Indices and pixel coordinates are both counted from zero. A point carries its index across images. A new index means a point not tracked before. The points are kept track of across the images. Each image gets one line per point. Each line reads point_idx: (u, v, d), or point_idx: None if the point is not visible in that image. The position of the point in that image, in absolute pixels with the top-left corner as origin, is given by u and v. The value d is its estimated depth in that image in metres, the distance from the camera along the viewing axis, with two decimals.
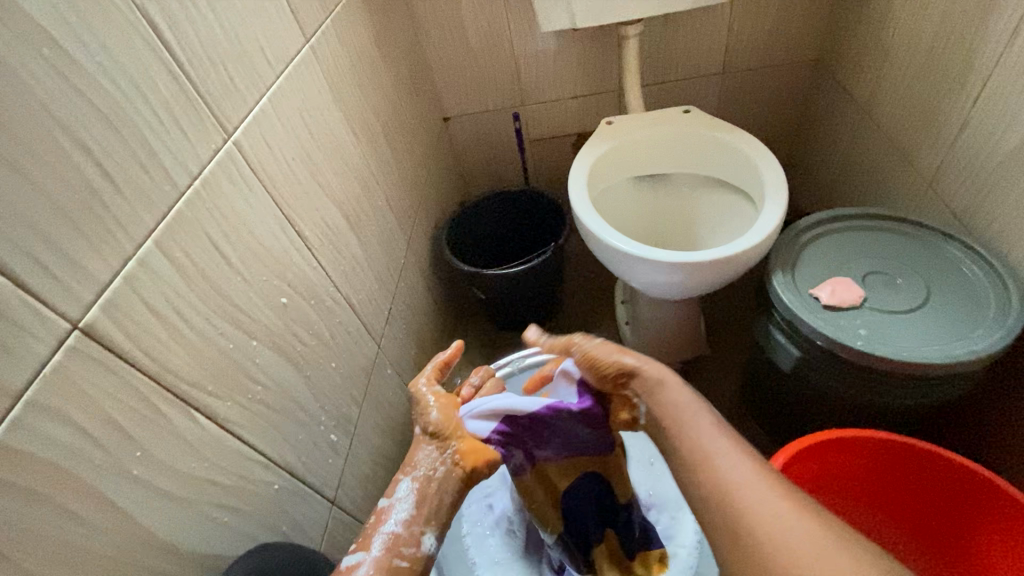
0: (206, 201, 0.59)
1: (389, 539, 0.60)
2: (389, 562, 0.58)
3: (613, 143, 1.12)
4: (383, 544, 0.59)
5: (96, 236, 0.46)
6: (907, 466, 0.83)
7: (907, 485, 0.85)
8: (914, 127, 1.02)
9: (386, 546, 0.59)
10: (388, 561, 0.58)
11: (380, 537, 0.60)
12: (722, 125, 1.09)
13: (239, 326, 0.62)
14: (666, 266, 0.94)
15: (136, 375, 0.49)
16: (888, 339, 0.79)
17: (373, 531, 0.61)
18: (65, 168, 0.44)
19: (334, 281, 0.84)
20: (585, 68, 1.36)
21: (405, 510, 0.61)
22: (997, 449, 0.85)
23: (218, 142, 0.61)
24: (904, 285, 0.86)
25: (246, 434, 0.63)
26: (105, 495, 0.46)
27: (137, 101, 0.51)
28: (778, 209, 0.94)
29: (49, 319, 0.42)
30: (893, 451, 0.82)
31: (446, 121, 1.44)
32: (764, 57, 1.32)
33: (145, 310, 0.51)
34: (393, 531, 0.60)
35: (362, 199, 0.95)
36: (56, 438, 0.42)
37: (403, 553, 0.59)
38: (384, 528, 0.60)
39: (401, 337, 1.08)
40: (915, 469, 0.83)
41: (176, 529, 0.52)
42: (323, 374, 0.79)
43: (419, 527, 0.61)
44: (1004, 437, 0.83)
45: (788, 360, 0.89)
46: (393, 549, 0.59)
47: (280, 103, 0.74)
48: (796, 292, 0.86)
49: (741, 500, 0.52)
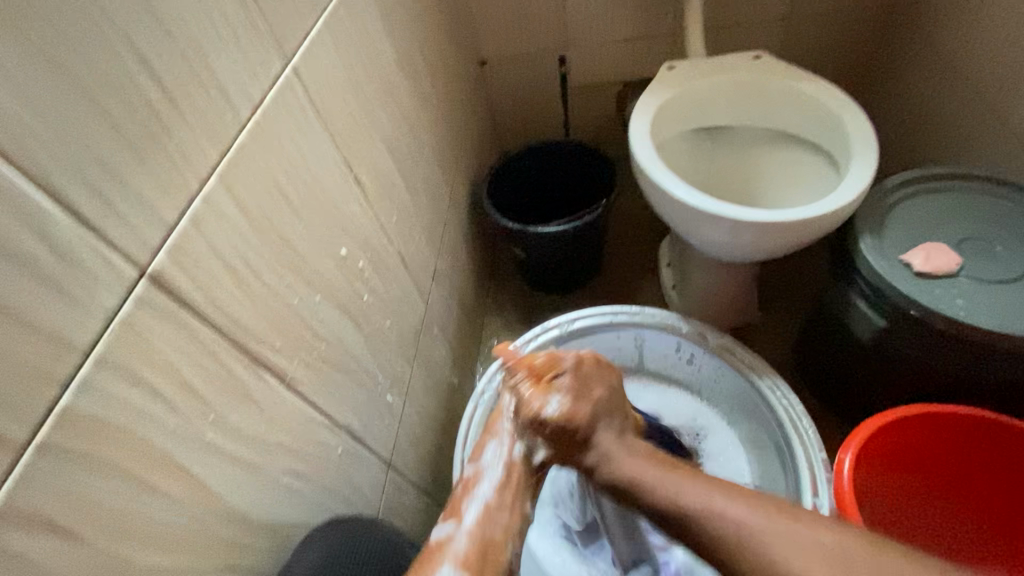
0: (268, 136, 0.52)
1: (482, 510, 0.60)
2: (483, 535, 0.57)
3: (678, 90, 1.03)
4: (477, 515, 0.59)
5: (163, 170, 0.40)
6: (1004, 452, 0.78)
7: (1000, 474, 0.80)
8: (1016, 80, 0.93)
9: (480, 516, 0.59)
10: (483, 532, 0.58)
11: (472, 506, 0.60)
12: (801, 73, 1.00)
13: (302, 279, 0.57)
14: (740, 226, 0.88)
15: (206, 331, 0.44)
16: (988, 311, 0.73)
17: (462, 503, 0.61)
18: (126, 86, 0.37)
19: (388, 232, 0.77)
20: (641, 8, 1.25)
21: (494, 478, 0.62)
22: None
23: (278, 69, 0.54)
24: (1004, 253, 0.79)
25: (312, 396, 0.58)
26: (180, 462, 0.41)
27: (197, 10, 0.43)
28: (866, 167, 0.86)
29: (115, 264, 0.36)
30: (991, 433, 0.77)
31: (483, 64, 1.34)
32: (839, 0, 1.20)
33: (213, 258, 0.45)
34: (485, 499, 0.60)
35: (410, 143, 0.87)
36: (128, 401, 0.37)
37: (500, 523, 0.59)
38: (477, 498, 0.61)
39: (445, 295, 1.03)
40: (1013, 458, 0.78)
41: (248, 497, 0.48)
42: (380, 332, 0.73)
43: (513, 497, 0.61)
44: None
45: (868, 330, 0.83)
46: (488, 520, 0.59)
47: (335, 29, 0.65)
48: (886, 258, 0.79)
49: (770, 555, 0.47)
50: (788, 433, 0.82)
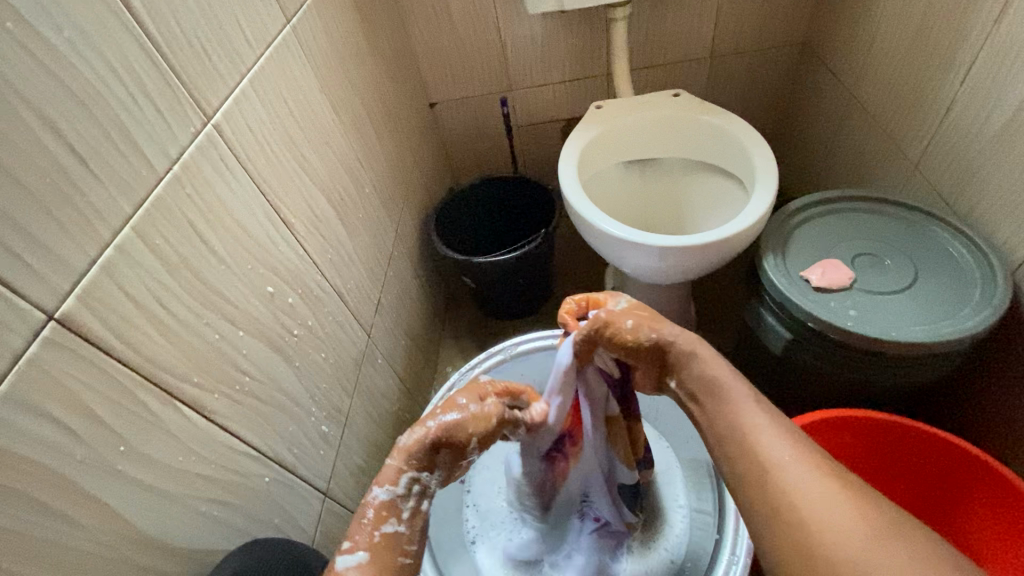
0: (187, 188, 0.57)
1: (383, 538, 0.56)
2: (394, 561, 0.56)
3: (602, 127, 1.11)
4: (380, 542, 0.56)
5: (72, 223, 0.44)
6: (939, 463, 0.83)
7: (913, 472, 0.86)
8: (902, 107, 1.03)
9: (388, 547, 0.56)
10: (392, 560, 0.56)
11: (377, 531, 0.56)
12: (713, 109, 1.08)
13: (224, 316, 0.61)
14: (658, 250, 0.94)
15: (117, 369, 0.48)
16: (877, 320, 0.80)
17: (369, 526, 0.56)
18: (35, 151, 0.42)
19: (322, 269, 0.82)
20: (574, 52, 1.35)
21: (403, 507, 0.58)
22: (996, 435, 0.85)
23: (198, 126, 0.59)
24: (893, 266, 0.86)
25: (236, 427, 0.61)
26: (89, 492, 0.44)
27: (111, 81, 0.49)
28: (768, 193, 0.94)
29: (23, 310, 0.40)
30: (927, 442, 0.82)
31: (433, 106, 1.42)
32: (751, 41, 1.31)
33: (126, 300, 0.49)
34: (393, 530, 0.57)
35: (348, 185, 0.93)
36: (34, 434, 0.40)
37: (407, 549, 0.58)
38: (383, 527, 0.57)
39: (391, 327, 1.07)
40: (947, 470, 0.82)
41: (165, 524, 0.51)
42: (313, 365, 0.77)
43: (420, 525, 0.59)
44: (1004, 426, 0.84)
45: (779, 343, 0.89)
46: (394, 547, 0.57)
47: (262, 86, 0.71)
48: (786, 275, 0.86)
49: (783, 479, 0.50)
50: None
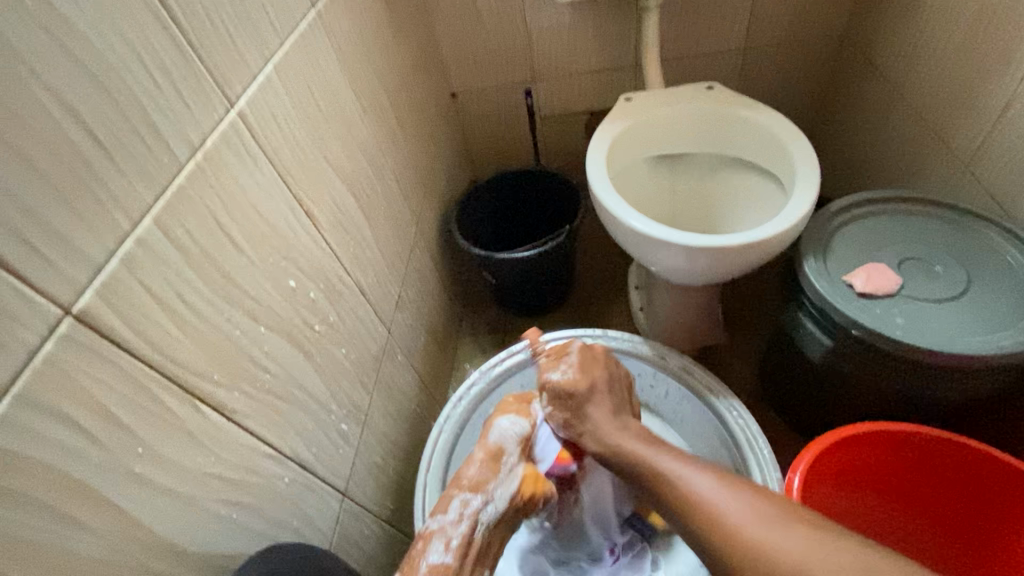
0: (210, 178, 0.54)
1: (431, 569, 0.64)
2: None
3: (633, 120, 1.07)
4: (428, 571, 0.63)
5: (91, 213, 0.42)
6: (979, 478, 0.78)
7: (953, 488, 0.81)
8: (953, 104, 0.97)
9: (432, 571, 0.63)
10: None
11: (429, 561, 0.64)
12: (750, 102, 1.03)
13: (245, 312, 0.58)
14: (691, 250, 0.90)
15: (136, 366, 0.45)
16: (927, 329, 0.75)
17: (417, 559, 0.65)
18: (51, 135, 0.39)
19: (344, 264, 0.79)
20: (603, 43, 1.30)
21: (453, 536, 0.66)
22: None
23: (221, 113, 0.56)
24: (943, 272, 0.81)
25: (255, 426, 0.59)
26: (104, 496, 0.42)
27: (132, 63, 0.46)
28: (809, 191, 0.89)
29: (38, 304, 0.38)
30: (968, 455, 0.78)
31: (455, 97, 1.38)
32: (788, 31, 1.25)
33: (145, 294, 0.46)
34: (441, 561, 0.64)
35: (371, 177, 0.90)
36: (47, 435, 0.38)
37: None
38: (431, 558, 0.64)
39: (411, 323, 1.04)
40: (985, 485, 0.78)
41: (183, 528, 0.49)
42: (334, 361, 0.75)
43: (468, 560, 0.66)
44: None
45: (817, 350, 0.85)
46: None
47: (287, 72, 0.69)
48: (828, 279, 0.82)
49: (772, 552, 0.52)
50: (746, 455, 0.83)
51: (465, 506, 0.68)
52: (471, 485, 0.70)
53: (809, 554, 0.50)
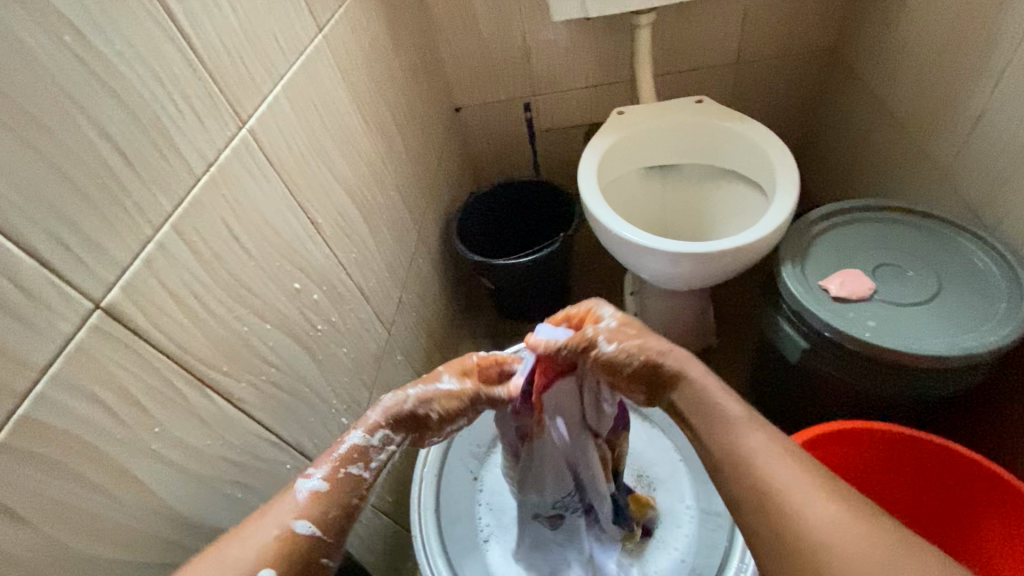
0: (222, 189, 0.60)
1: (343, 478, 0.58)
2: (348, 502, 0.57)
3: (623, 133, 1.12)
4: (339, 480, 0.57)
5: (118, 220, 0.48)
6: (954, 477, 0.81)
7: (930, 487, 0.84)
8: (932, 116, 1.01)
9: (348, 482, 0.58)
10: (346, 501, 0.57)
11: (344, 471, 0.58)
12: (735, 115, 1.08)
13: (253, 310, 0.64)
14: (675, 256, 0.95)
15: (154, 356, 0.51)
16: (897, 331, 0.79)
17: (333, 460, 0.58)
18: (86, 153, 0.46)
19: (346, 268, 0.85)
20: (598, 58, 1.36)
21: (374, 458, 0.60)
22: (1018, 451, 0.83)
23: (234, 131, 0.63)
24: (916, 277, 0.85)
25: (260, 415, 0.65)
26: (125, 468, 0.48)
27: (156, 88, 0.53)
28: (788, 200, 0.93)
29: (73, 299, 0.44)
30: (949, 460, 0.80)
31: (458, 110, 1.45)
32: (777, 46, 1.30)
33: (163, 292, 0.52)
34: (359, 472, 0.59)
35: (373, 187, 0.96)
36: (79, 412, 0.44)
37: (362, 495, 0.59)
38: (348, 467, 0.58)
39: (411, 324, 1.09)
40: (961, 484, 0.81)
41: (193, 503, 0.55)
42: (335, 359, 0.80)
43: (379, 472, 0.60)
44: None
45: (795, 352, 0.88)
46: (349, 489, 0.58)
47: (294, 92, 0.75)
48: (804, 284, 0.85)
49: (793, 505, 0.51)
50: None
51: (410, 396, 0.64)
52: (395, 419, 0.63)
53: (840, 525, 0.49)
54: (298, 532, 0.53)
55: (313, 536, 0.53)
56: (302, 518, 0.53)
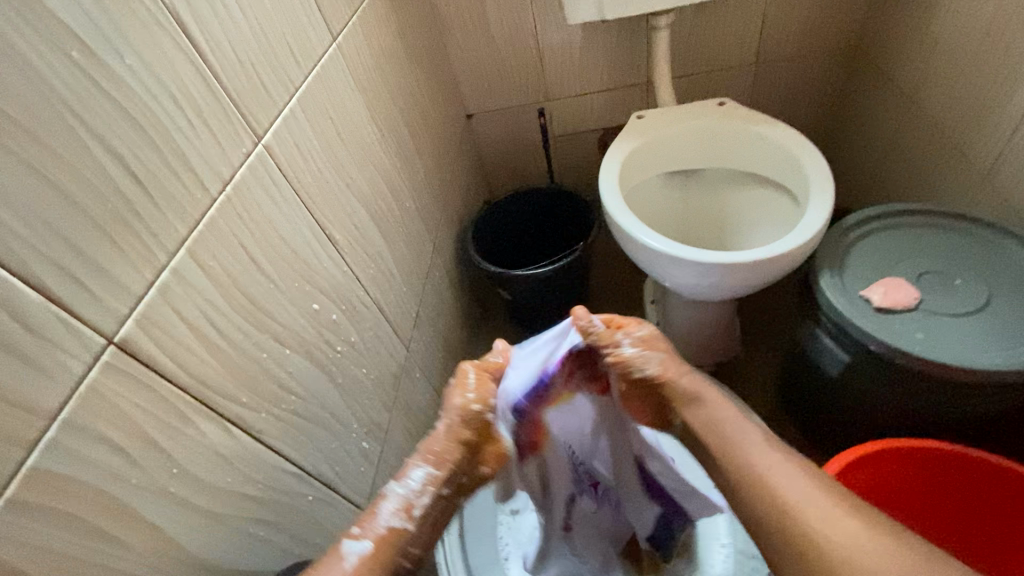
0: (238, 209, 0.57)
1: (388, 533, 0.56)
2: (393, 561, 0.56)
3: (645, 138, 1.08)
4: (384, 537, 0.56)
5: (131, 248, 0.45)
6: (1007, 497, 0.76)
7: (982, 507, 0.79)
8: (969, 116, 0.97)
9: (392, 538, 0.56)
10: (391, 559, 0.56)
11: (383, 523, 0.57)
12: (762, 118, 1.04)
13: (272, 336, 0.61)
14: (705, 266, 0.91)
15: (170, 391, 0.48)
16: (946, 344, 0.75)
17: (376, 513, 0.57)
18: (97, 178, 0.42)
19: (364, 285, 0.82)
20: (613, 62, 1.33)
21: (415, 504, 0.58)
22: None
23: (249, 147, 0.60)
24: (963, 285, 0.81)
25: (281, 446, 0.61)
26: (141, 514, 0.45)
27: (169, 105, 0.49)
28: (823, 207, 0.89)
29: (84, 335, 0.41)
30: (991, 473, 0.75)
31: (469, 117, 1.41)
32: (799, 46, 1.26)
33: (179, 322, 0.49)
34: (399, 526, 0.57)
35: (389, 199, 0.93)
36: (92, 458, 0.41)
37: (407, 551, 0.57)
38: (388, 520, 0.57)
39: (428, 340, 1.06)
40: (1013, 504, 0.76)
41: (213, 546, 0.51)
42: (355, 381, 0.77)
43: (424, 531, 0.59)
44: None
45: (835, 366, 0.84)
46: (390, 545, 0.56)
47: (309, 105, 0.72)
48: (844, 295, 0.81)
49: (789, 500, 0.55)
50: None
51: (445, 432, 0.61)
52: (437, 459, 0.60)
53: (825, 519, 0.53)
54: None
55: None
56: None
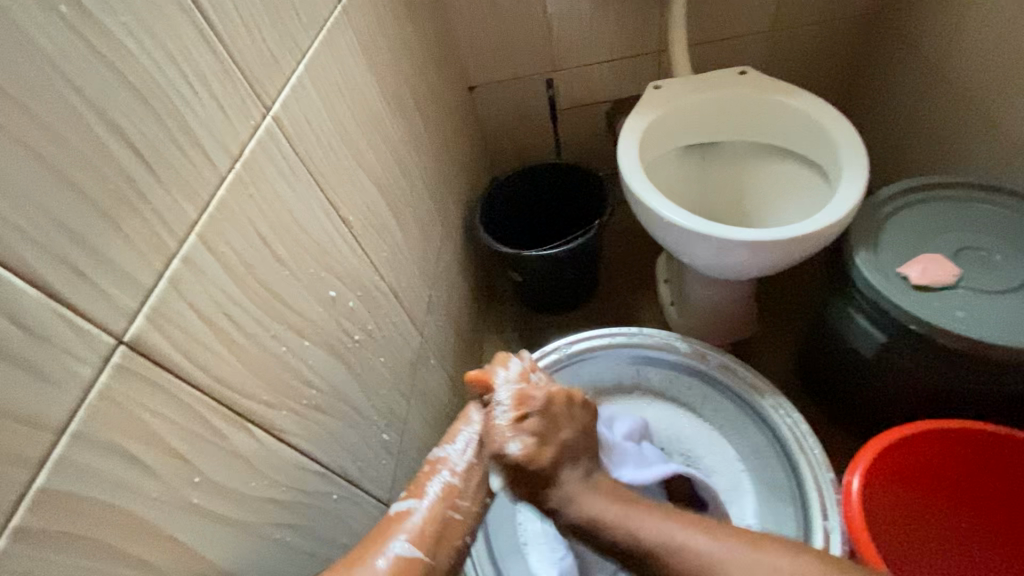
0: (250, 188, 0.52)
1: (441, 489, 0.59)
2: (443, 513, 0.57)
3: (665, 109, 1.03)
4: (437, 493, 0.59)
5: (137, 235, 0.40)
6: None
7: (1014, 487, 0.79)
8: (1003, 85, 0.93)
9: (442, 494, 0.59)
10: (442, 510, 0.57)
11: (436, 483, 0.60)
12: (788, 87, 0.99)
13: (290, 327, 0.56)
14: (733, 245, 0.87)
15: (188, 393, 0.43)
16: (989, 322, 0.72)
17: (428, 479, 0.61)
18: (97, 155, 0.37)
19: (379, 269, 0.77)
20: (625, 29, 1.26)
21: (461, 462, 0.61)
22: None
23: (257, 119, 0.54)
24: (1003, 261, 0.78)
25: (304, 444, 0.57)
26: (163, 529, 0.40)
27: (170, 71, 0.43)
28: (857, 181, 0.86)
29: (91, 336, 0.36)
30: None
31: (473, 90, 1.34)
32: (820, 11, 1.20)
33: (194, 317, 0.44)
34: (449, 481, 0.60)
35: (399, 177, 0.88)
36: (107, 473, 0.36)
37: (457, 504, 0.59)
38: (439, 478, 0.60)
39: (441, 325, 1.02)
40: None
41: (239, 556, 0.47)
42: (373, 371, 0.73)
43: (474, 485, 0.61)
44: None
45: (869, 346, 0.82)
46: (446, 499, 0.58)
47: (317, 74, 0.66)
48: (881, 272, 0.78)
49: None
50: (795, 459, 0.80)
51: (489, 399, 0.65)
52: (481, 422, 0.64)
53: None
54: (395, 551, 0.52)
55: (417, 555, 0.53)
56: (402, 537, 0.53)
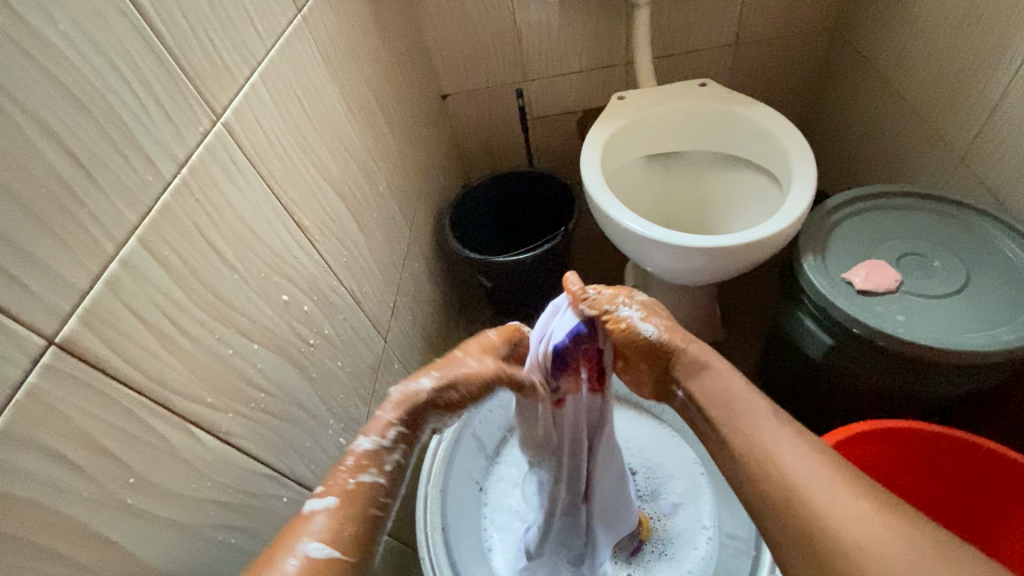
0: (196, 193, 0.53)
1: (357, 488, 0.51)
2: (365, 511, 0.50)
3: (626, 119, 1.05)
4: (354, 492, 0.51)
5: (72, 239, 0.40)
6: (981, 472, 0.79)
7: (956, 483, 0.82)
8: (946, 99, 0.97)
9: (363, 491, 0.51)
10: (363, 510, 0.50)
11: (353, 479, 0.51)
12: (743, 99, 1.03)
13: (238, 331, 0.57)
14: (689, 250, 0.89)
15: (125, 394, 0.44)
16: (928, 325, 0.75)
17: (343, 473, 0.52)
18: (31, 161, 0.38)
19: (338, 275, 0.78)
20: (593, 41, 1.29)
21: (387, 457, 0.54)
22: None
23: (206, 126, 0.55)
24: (942, 267, 0.81)
25: (251, 447, 0.57)
26: (95, 529, 0.41)
27: (112, 78, 0.44)
28: (806, 189, 0.89)
29: (20, 336, 0.36)
30: (972, 451, 0.78)
31: (445, 98, 1.36)
32: (778, 27, 1.25)
33: (132, 319, 0.45)
34: (371, 478, 0.52)
35: (362, 183, 0.89)
36: (34, 471, 0.37)
37: (380, 501, 0.52)
38: (358, 474, 0.52)
39: (407, 330, 1.03)
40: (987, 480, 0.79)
41: (178, 557, 0.48)
42: (330, 375, 0.73)
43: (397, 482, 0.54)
44: None
45: (818, 349, 0.84)
46: (365, 497, 0.51)
47: (272, 81, 0.67)
48: (828, 277, 0.81)
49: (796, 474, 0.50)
50: None
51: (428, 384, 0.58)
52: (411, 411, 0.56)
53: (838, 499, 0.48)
54: (313, 553, 0.45)
55: (334, 559, 0.46)
56: (317, 538, 0.46)
